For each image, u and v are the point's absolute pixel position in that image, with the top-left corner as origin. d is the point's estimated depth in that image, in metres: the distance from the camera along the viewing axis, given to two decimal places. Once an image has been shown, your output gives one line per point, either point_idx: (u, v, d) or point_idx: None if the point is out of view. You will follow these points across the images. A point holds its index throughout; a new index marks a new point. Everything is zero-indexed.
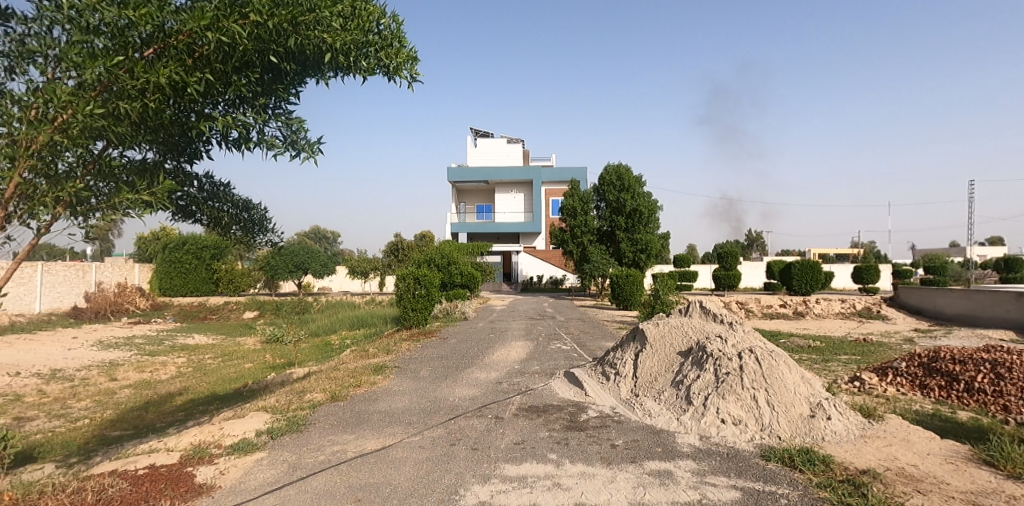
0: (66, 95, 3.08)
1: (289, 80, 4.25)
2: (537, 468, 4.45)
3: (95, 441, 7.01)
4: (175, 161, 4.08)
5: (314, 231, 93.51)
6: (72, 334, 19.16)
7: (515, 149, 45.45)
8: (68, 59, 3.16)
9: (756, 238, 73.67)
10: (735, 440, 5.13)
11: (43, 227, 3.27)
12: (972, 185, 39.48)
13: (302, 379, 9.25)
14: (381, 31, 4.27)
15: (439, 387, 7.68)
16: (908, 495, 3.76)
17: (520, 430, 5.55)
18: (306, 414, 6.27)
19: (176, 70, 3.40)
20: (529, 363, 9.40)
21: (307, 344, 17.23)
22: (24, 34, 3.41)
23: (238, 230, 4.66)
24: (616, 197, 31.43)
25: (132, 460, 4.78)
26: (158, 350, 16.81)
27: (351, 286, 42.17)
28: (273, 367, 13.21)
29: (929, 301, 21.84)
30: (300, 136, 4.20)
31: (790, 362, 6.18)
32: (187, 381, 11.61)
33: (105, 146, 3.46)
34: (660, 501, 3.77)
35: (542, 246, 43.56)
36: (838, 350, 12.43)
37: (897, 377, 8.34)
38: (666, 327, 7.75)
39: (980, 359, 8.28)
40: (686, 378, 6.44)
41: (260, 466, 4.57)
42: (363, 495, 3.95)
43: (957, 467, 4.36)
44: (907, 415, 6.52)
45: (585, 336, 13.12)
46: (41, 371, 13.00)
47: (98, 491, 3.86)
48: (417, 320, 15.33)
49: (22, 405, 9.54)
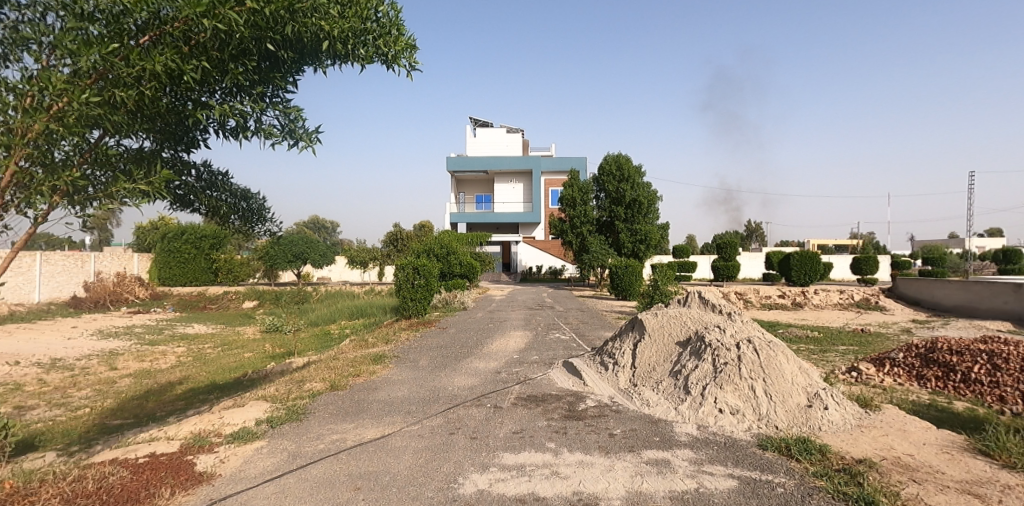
0: (61, 84, 3.06)
1: (287, 68, 4.20)
2: (536, 457, 4.48)
3: (96, 430, 7.05)
4: (172, 150, 4.04)
5: (313, 221, 93.35)
6: (72, 324, 19.24)
7: (515, 139, 45.19)
8: (63, 47, 3.12)
9: (755, 228, 73.50)
10: (732, 429, 5.17)
11: (40, 216, 3.25)
12: (973, 196, 44.01)
13: (300, 369, 9.26)
14: (379, 19, 4.24)
15: (439, 376, 7.69)
16: (905, 484, 3.79)
17: (519, 419, 5.56)
18: (305, 403, 6.30)
19: (172, 57, 3.36)
20: (528, 352, 9.42)
21: (306, 334, 17.29)
22: (18, 20, 3.34)
23: (237, 219, 4.59)
24: (616, 188, 31.28)
25: (132, 449, 4.80)
26: (159, 339, 16.90)
27: (350, 275, 42.22)
28: (273, 356, 13.26)
29: (926, 292, 21.96)
30: (297, 125, 4.14)
31: (789, 352, 6.18)
32: (188, 370, 11.67)
33: (101, 135, 3.43)
34: (657, 490, 3.80)
35: (542, 236, 43.62)
36: (837, 341, 12.48)
37: (894, 368, 8.37)
38: (665, 317, 7.75)
39: (976, 349, 8.33)
40: (684, 368, 6.46)
41: (260, 454, 4.60)
42: (362, 483, 3.98)
43: (953, 457, 4.39)
44: (903, 405, 6.55)
45: (584, 326, 13.12)
46: (41, 360, 13.04)
47: (99, 479, 3.87)
48: (416, 309, 15.36)
49: (22, 394, 9.56)
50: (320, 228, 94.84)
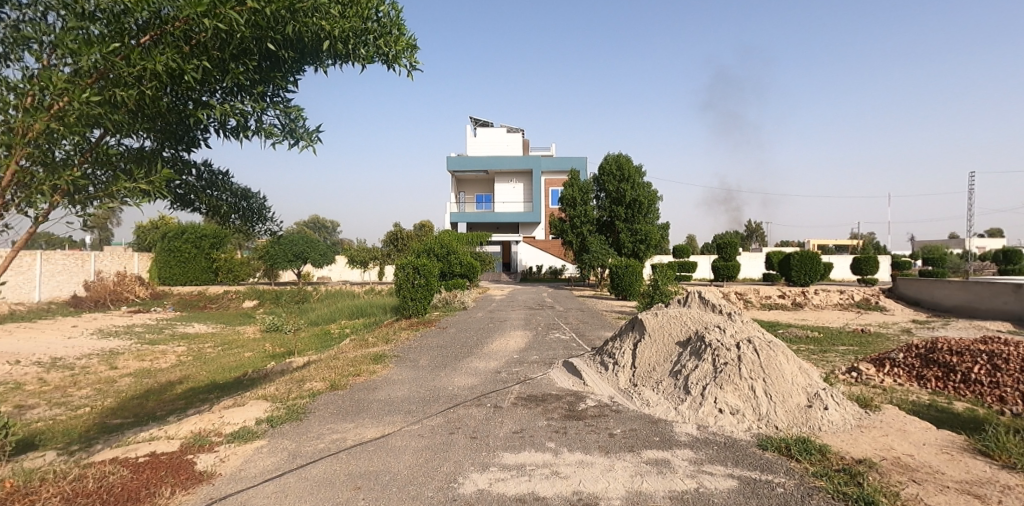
0: (62, 83, 3.06)
1: (287, 68, 4.19)
2: (536, 457, 4.48)
3: (96, 429, 7.04)
4: (173, 149, 4.04)
5: (314, 220, 93.39)
6: (72, 323, 19.23)
7: (515, 138, 45.16)
8: (64, 46, 3.12)
9: (756, 228, 73.44)
10: (732, 429, 5.17)
11: (41, 215, 3.25)
12: (973, 197, 43.99)
13: (300, 369, 9.26)
14: (380, 19, 4.24)
15: (439, 376, 7.68)
16: (905, 484, 3.79)
17: (519, 419, 5.57)
18: (305, 403, 6.30)
19: (172, 57, 3.37)
20: (528, 352, 9.42)
21: (306, 333, 17.26)
22: (19, 19, 3.34)
23: (237, 219, 4.60)
24: (616, 187, 31.26)
25: (132, 448, 4.80)
26: (159, 339, 16.91)
27: (350, 275, 42.23)
28: (273, 356, 13.27)
29: (926, 293, 21.96)
30: (298, 124, 4.15)
31: (789, 352, 6.18)
32: (188, 370, 11.68)
33: (102, 134, 3.43)
34: (656, 489, 3.80)
35: (542, 236, 43.61)
36: (837, 341, 12.49)
37: (894, 368, 8.37)
38: (666, 317, 7.75)
39: (977, 350, 8.32)
40: (684, 368, 6.47)
41: (260, 454, 4.60)
42: (363, 483, 3.98)
43: (952, 457, 4.39)
44: (903, 405, 6.57)
45: (584, 326, 13.12)
46: (42, 359, 13.04)
47: (99, 478, 3.88)
48: (417, 309, 15.34)
49: (21, 394, 9.55)
50: (320, 228, 94.88)
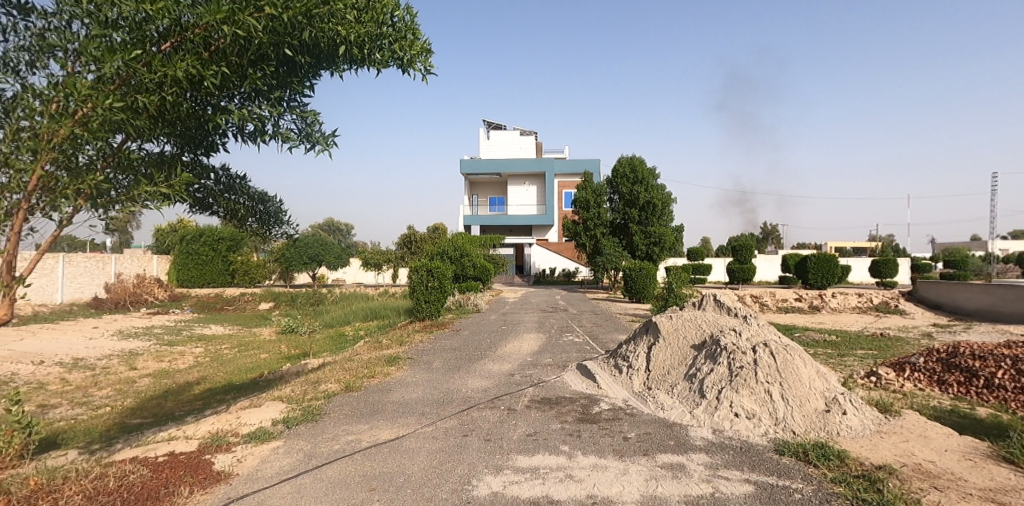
0: (86, 89, 3.13)
1: (303, 73, 4.22)
2: (550, 460, 4.47)
3: (116, 429, 7.18)
4: (192, 154, 4.10)
5: (329, 223, 94.37)
6: (93, 324, 19.66)
7: (528, 141, 45.18)
8: (88, 53, 3.19)
9: (772, 231, 72.51)
10: (748, 434, 5.11)
11: (65, 219, 3.33)
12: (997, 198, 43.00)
13: (316, 370, 9.34)
14: (395, 24, 4.28)
15: (452, 379, 7.70)
16: (926, 491, 3.72)
17: (532, 422, 5.56)
18: (321, 404, 6.36)
19: (193, 63, 3.43)
20: (542, 355, 9.40)
21: (321, 335, 17.42)
22: (44, 28, 3.43)
23: (255, 222, 4.67)
24: (630, 189, 31.11)
25: (152, 447, 4.89)
26: (177, 340, 17.20)
27: (365, 277, 42.62)
28: (289, 357, 13.41)
29: (948, 296, 21.51)
30: (314, 128, 4.19)
31: (806, 356, 6.09)
32: (206, 370, 11.86)
33: (124, 139, 3.51)
34: (672, 494, 3.77)
35: (555, 239, 43.58)
36: (855, 345, 12.29)
37: (914, 372, 8.21)
38: (680, 320, 7.70)
39: (1000, 354, 8.13)
40: (698, 371, 6.41)
41: (276, 454, 4.65)
42: (377, 484, 4.01)
43: (976, 464, 4.29)
44: (924, 410, 6.43)
45: (598, 329, 13.08)
46: (64, 360, 13.32)
47: (121, 477, 3.96)
48: (430, 311, 15.40)
49: (45, 394, 9.77)
50: (335, 231, 95.80)
